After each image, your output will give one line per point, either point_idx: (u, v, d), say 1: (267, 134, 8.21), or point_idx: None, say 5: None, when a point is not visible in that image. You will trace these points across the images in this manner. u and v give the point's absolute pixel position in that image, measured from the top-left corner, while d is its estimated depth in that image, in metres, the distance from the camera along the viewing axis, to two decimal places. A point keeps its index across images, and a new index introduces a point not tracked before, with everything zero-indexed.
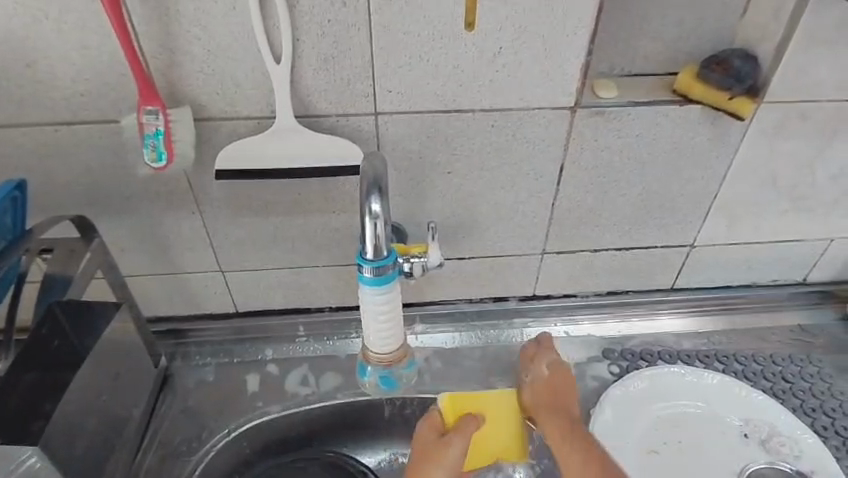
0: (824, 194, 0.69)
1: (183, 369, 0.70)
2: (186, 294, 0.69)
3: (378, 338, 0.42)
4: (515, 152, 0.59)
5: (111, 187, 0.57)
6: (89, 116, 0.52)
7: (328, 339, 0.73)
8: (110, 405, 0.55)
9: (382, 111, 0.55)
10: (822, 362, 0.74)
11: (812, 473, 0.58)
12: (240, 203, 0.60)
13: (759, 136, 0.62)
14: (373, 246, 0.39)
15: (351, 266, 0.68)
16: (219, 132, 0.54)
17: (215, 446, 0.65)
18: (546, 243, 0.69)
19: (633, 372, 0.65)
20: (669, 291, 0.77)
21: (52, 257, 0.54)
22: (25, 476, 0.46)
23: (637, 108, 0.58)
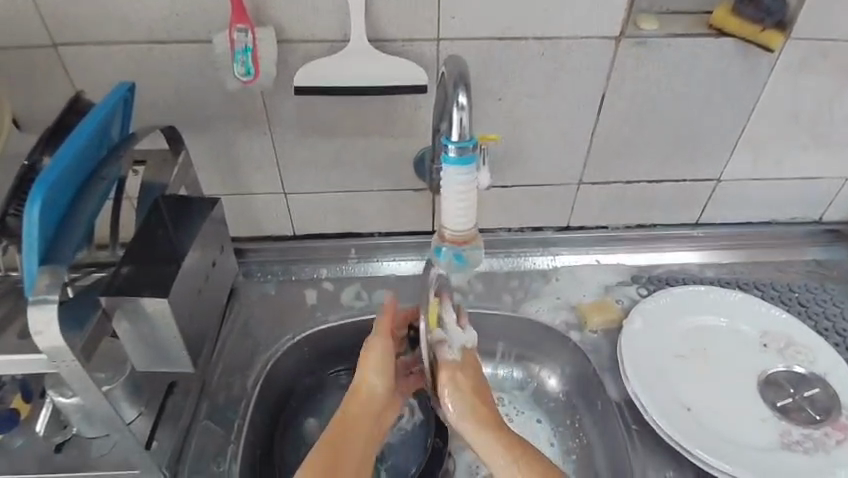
0: (844, 131, 0.73)
1: (247, 286, 0.77)
2: (251, 215, 0.75)
3: (456, 218, 0.46)
4: (562, 81, 0.65)
5: (195, 105, 0.63)
6: (182, 36, 0.58)
7: (378, 261, 0.79)
8: (208, 298, 0.58)
9: (444, 37, 0.60)
10: (835, 291, 0.79)
11: (826, 375, 0.64)
12: (309, 124, 0.66)
13: (786, 71, 0.67)
14: (458, 131, 0.43)
15: (403, 191, 0.73)
16: (296, 54, 0.59)
17: (282, 348, 0.71)
18: (584, 173, 0.74)
19: (661, 290, 0.72)
20: (694, 227, 0.82)
21: (146, 167, 0.59)
22: (144, 332, 0.50)
23: (676, 39, 0.63)
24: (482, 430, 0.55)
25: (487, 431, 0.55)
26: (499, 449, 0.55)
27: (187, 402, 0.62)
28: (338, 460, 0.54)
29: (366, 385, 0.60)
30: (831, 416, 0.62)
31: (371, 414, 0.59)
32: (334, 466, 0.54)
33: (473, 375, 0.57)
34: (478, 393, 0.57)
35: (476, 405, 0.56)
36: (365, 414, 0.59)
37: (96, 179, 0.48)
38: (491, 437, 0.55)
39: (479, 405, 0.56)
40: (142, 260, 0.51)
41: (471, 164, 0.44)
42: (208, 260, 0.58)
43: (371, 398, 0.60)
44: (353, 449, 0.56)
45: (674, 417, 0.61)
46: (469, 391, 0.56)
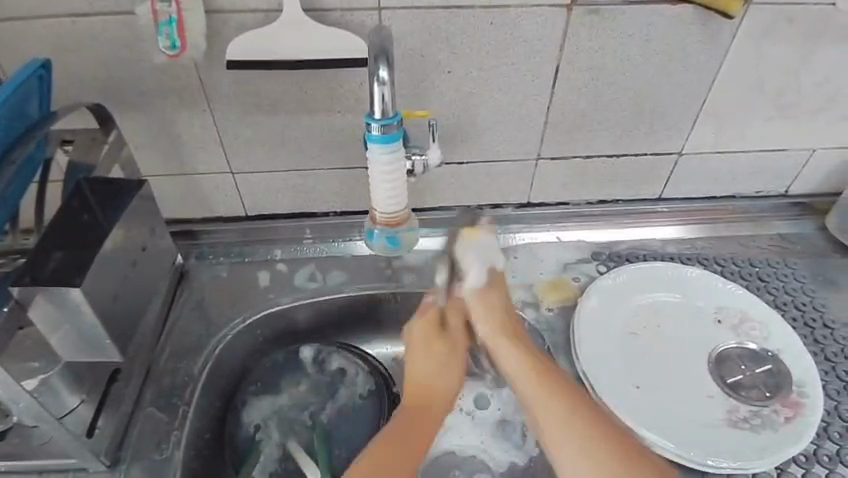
0: (810, 101, 0.71)
1: (198, 268, 0.75)
2: (198, 196, 0.72)
3: (385, 198, 0.48)
4: (512, 52, 0.62)
5: (126, 83, 0.60)
6: (104, 7, 0.54)
7: (334, 241, 0.77)
8: (133, 284, 0.58)
9: (385, 6, 0.57)
10: (797, 265, 0.78)
11: (778, 352, 0.65)
12: (249, 100, 0.63)
13: (747, 39, 0.64)
14: (380, 108, 0.43)
15: (354, 170, 0.71)
16: (228, 25, 0.56)
17: (230, 332, 0.69)
18: (541, 148, 0.71)
19: (619, 267, 0.71)
20: (656, 201, 0.81)
21: (74, 147, 0.57)
22: (71, 316, 0.50)
23: (631, 6, 0.60)
24: (542, 380, 0.53)
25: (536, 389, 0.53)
26: (556, 412, 0.51)
27: (129, 388, 0.61)
28: (392, 454, 0.50)
29: (419, 370, 0.57)
30: (780, 393, 0.62)
31: (438, 398, 0.56)
32: (410, 445, 0.51)
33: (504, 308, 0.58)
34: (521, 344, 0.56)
35: (521, 354, 0.55)
36: (438, 398, 0.56)
37: (6, 164, 0.47)
38: (543, 387, 0.52)
39: (524, 352, 0.55)
40: (65, 250, 0.51)
41: (395, 143, 0.46)
42: (138, 244, 0.58)
43: (443, 392, 0.57)
44: (417, 433, 0.52)
45: (621, 396, 0.61)
46: (504, 334, 0.57)
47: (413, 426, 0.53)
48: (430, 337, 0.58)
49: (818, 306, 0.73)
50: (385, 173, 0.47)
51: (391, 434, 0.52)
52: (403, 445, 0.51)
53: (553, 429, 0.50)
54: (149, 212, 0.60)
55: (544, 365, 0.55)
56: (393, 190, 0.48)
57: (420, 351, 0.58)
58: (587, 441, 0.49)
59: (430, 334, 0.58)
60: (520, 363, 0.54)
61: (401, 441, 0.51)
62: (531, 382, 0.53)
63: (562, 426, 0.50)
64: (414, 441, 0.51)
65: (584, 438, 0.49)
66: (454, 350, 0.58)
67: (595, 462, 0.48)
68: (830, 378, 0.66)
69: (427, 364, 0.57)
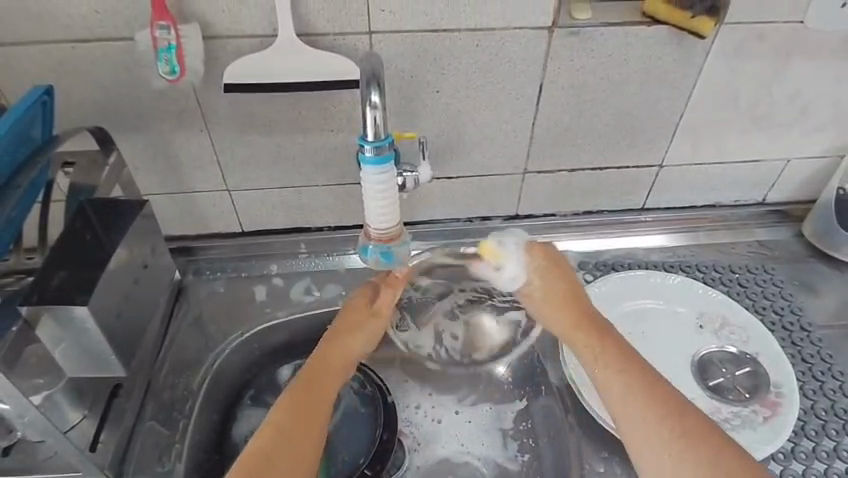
0: (783, 115, 0.74)
1: (196, 283, 0.76)
2: (195, 213, 0.74)
3: (378, 217, 0.54)
4: (498, 72, 0.65)
5: (125, 105, 0.62)
6: (104, 33, 0.56)
7: (328, 256, 0.78)
8: (134, 304, 0.60)
9: (376, 31, 0.60)
10: (775, 271, 0.81)
11: (757, 354, 0.69)
12: (244, 121, 0.65)
13: (721, 57, 0.67)
14: (373, 130, 0.49)
15: (347, 186, 0.73)
16: (225, 50, 0.59)
17: (229, 345, 0.72)
18: (527, 163, 0.74)
19: (604, 277, 0.76)
20: (640, 211, 0.84)
21: (76, 167, 0.59)
22: (76, 332, 0.53)
23: (608, 28, 0.63)
24: (583, 329, 0.57)
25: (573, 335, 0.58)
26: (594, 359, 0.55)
27: (129, 403, 0.61)
28: (292, 431, 0.50)
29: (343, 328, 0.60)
30: (759, 393, 0.66)
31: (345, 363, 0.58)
32: (300, 424, 0.51)
33: (555, 267, 0.61)
34: (561, 296, 0.60)
35: (559, 304, 0.59)
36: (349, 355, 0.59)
37: (11, 188, 0.49)
38: (581, 336, 0.57)
39: (565, 303, 0.59)
40: (70, 272, 0.53)
41: (386, 163, 0.51)
42: (139, 261, 0.61)
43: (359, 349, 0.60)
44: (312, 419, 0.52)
45: None
46: (547, 296, 0.60)
47: (311, 395, 0.53)
48: (357, 310, 0.61)
49: (795, 310, 0.76)
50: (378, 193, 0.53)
51: (285, 413, 0.51)
52: (298, 412, 0.51)
53: (602, 358, 0.54)
54: (151, 230, 0.62)
55: (589, 315, 0.58)
56: (385, 209, 0.54)
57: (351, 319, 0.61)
58: (637, 387, 0.51)
59: (360, 309, 0.61)
60: (560, 312, 0.59)
61: (309, 407, 0.52)
62: (569, 325, 0.58)
63: (600, 355, 0.55)
64: (312, 420, 0.52)
65: (625, 375, 0.52)
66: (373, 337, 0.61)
67: (648, 400, 0.50)
68: (806, 378, 0.69)
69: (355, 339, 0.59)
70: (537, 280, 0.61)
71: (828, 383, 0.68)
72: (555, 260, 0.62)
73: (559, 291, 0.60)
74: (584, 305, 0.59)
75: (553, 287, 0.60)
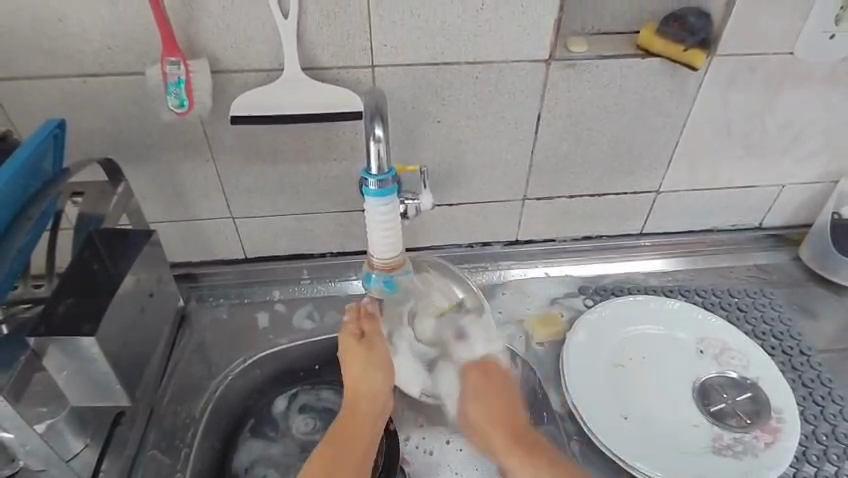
0: (776, 142, 0.75)
1: (199, 310, 0.76)
2: (199, 240, 0.75)
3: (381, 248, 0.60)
4: (497, 103, 0.66)
5: (134, 137, 0.63)
6: (115, 68, 0.58)
7: (330, 281, 0.79)
8: (138, 334, 0.60)
9: (378, 65, 0.62)
10: (774, 295, 0.81)
11: (757, 379, 0.69)
12: (249, 151, 0.66)
13: (714, 87, 0.69)
14: (377, 163, 0.53)
15: (349, 213, 0.74)
16: (232, 84, 0.61)
17: (233, 372, 0.72)
18: (527, 190, 0.75)
19: (603, 302, 0.76)
20: (638, 236, 0.85)
21: (84, 198, 0.61)
22: (82, 361, 0.53)
23: (603, 61, 0.65)
24: (513, 454, 0.61)
25: (507, 456, 0.62)
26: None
27: (132, 432, 0.63)
28: None
29: (353, 373, 0.63)
30: (761, 419, 0.66)
31: (368, 402, 0.63)
32: None
33: (495, 389, 0.64)
34: (495, 415, 0.63)
35: (494, 426, 0.63)
36: (366, 413, 0.62)
37: (23, 219, 0.51)
38: (513, 457, 0.61)
39: (500, 425, 0.63)
40: (77, 301, 0.54)
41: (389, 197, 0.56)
42: (145, 289, 0.62)
43: (372, 397, 0.63)
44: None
45: (611, 428, 0.66)
46: (487, 420, 0.63)
47: (332, 458, 0.59)
48: (351, 351, 0.64)
49: (794, 335, 0.77)
50: (382, 225, 0.58)
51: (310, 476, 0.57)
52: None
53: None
54: (157, 259, 0.63)
55: (509, 420, 0.63)
56: (387, 240, 0.59)
57: (356, 361, 0.63)
58: None
59: (358, 351, 0.64)
60: (493, 428, 0.63)
61: (333, 469, 0.58)
62: (494, 431, 0.63)
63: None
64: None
65: None
66: (387, 371, 0.64)
67: None
68: (807, 403, 0.69)
69: (368, 379, 0.63)
70: (471, 404, 0.64)
71: (829, 407, 0.68)
72: (495, 380, 0.64)
73: (493, 414, 0.63)
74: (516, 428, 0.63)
75: (495, 412, 0.63)
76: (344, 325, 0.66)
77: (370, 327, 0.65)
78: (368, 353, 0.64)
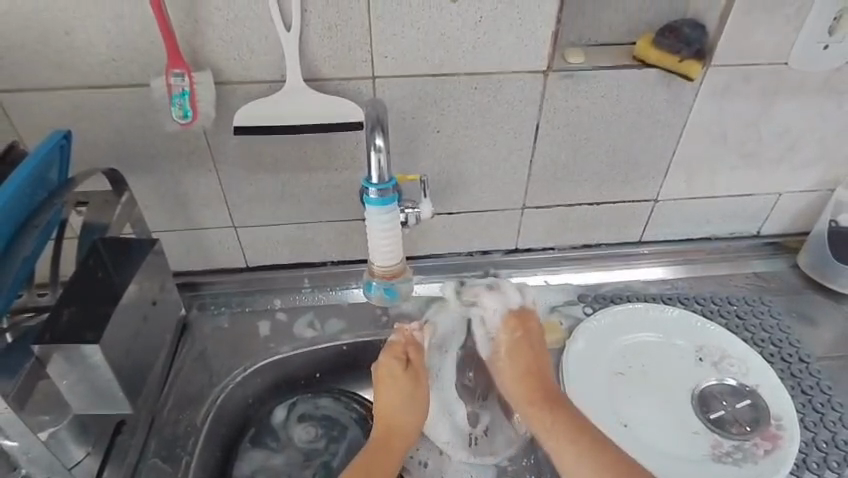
0: (772, 151, 0.76)
1: (200, 319, 0.77)
2: (201, 248, 0.75)
3: (382, 256, 0.60)
4: (496, 113, 0.67)
5: (138, 148, 0.64)
6: (120, 80, 0.59)
7: (331, 290, 0.79)
8: (141, 342, 0.61)
9: (379, 76, 0.63)
10: (772, 302, 0.82)
11: (756, 386, 0.70)
12: (251, 161, 0.67)
13: (710, 97, 0.70)
14: (377, 172, 0.54)
15: (350, 222, 0.74)
16: (235, 95, 0.62)
17: (234, 380, 0.72)
18: (526, 199, 0.76)
19: (602, 310, 0.77)
20: (637, 244, 0.85)
21: (89, 207, 0.62)
22: (85, 369, 0.54)
23: (600, 71, 0.66)
24: (539, 406, 0.62)
25: (529, 405, 0.63)
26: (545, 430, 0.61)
27: (134, 439, 0.63)
28: None
29: (389, 394, 0.64)
30: (760, 426, 0.66)
31: (402, 434, 0.63)
32: None
33: (530, 343, 0.66)
34: (529, 366, 0.65)
35: (524, 377, 0.64)
36: (399, 437, 0.62)
37: (28, 228, 0.52)
38: (537, 407, 0.62)
39: (529, 379, 0.64)
40: (80, 309, 0.55)
41: (390, 205, 0.57)
42: (148, 298, 0.62)
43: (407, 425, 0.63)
44: None
45: (612, 436, 0.66)
46: (516, 371, 0.65)
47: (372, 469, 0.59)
48: (400, 377, 0.64)
49: (793, 342, 0.77)
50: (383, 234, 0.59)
51: None
52: None
53: (556, 433, 0.60)
54: (160, 268, 0.64)
55: (541, 377, 0.64)
56: (388, 248, 0.60)
57: (394, 389, 0.64)
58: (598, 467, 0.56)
59: (402, 379, 0.64)
60: (519, 383, 0.64)
61: None
62: (526, 390, 0.64)
63: (559, 424, 0.60)
64: None
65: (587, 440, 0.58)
66: (422, 401, 0.64)
67: None
68: (806, 410, 0.69)
69: (405, 410, 0.63)
70: (504, 360, 0.66)
71: (828, 415, 0.69)
72: (532, 334, 0.67)
73: (527, 364, 0.65)
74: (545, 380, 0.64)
75: (524, 365, 0.65)
76: (388, 347, 0.67)
77: (415, 352, 0.66)
78: (420, 377, 0.65)
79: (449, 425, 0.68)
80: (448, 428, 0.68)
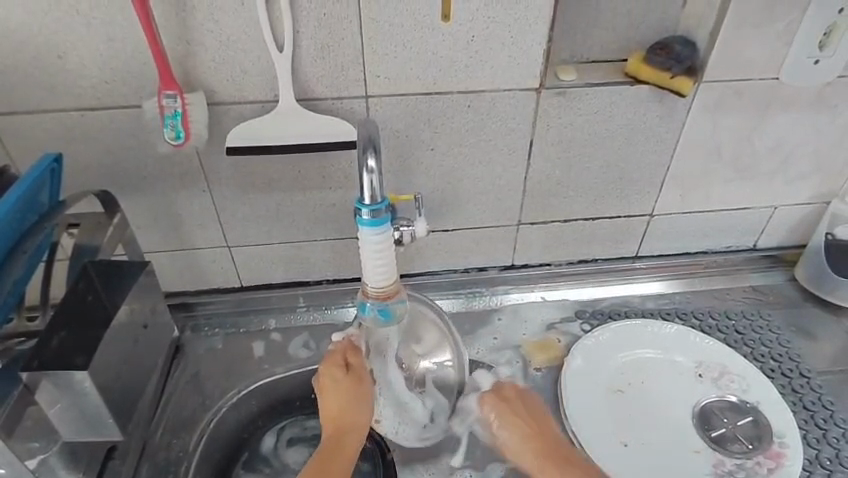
0: (766, 165, 0.76)
1: (194, 341, 0.76)
2: (196, 269, 0.75)
3: (376, 275, 0.59)
4: (490, 130, 0.67)
5: (130, 169, 0.64)
6: (113, 102, 0.59)
7: (327, 309, 0.79)
8: (132, 366, 0.60)
9: (372, 95, 0.63)
10: (771, 316, 0.81)
11: (758, 403, 0.69)
12: (245, 181, 0.67)
13: (702, 112, 0.70)
14: (370, 194, 0.55)
15: (345, 240, 0.74)
16: (228, 116, 0.62)
17: (228, 401, 0.71)
18: (521, 215, 0.76)
19: (600, 326, 0.76)
20: (634, 259, 0.85)
21: (80, 229, 0.61)
22: (75, 396, 0.53)
23: (593, 88, 0.66)
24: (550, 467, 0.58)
25: (540, 468, 0.59)
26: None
27: (125, 467, 0.62)
28: None
29: (333, 399, 0.62)
30: (763, 444, 0.66)
31: (352, 432, 0.60)
32: None
33: (515, 408, 0.64)
34: (528, 432, 0.61)
35: (527, 438, 0.61)
36: (353, 433, 0.60)
37: (17, 253, 0.51)
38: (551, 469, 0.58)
39: (533, 438, 0.61)
40: (69, 334, 0.54)
41: (383, 223, 0.56)
42: (140, 321, 0.62)
43: (358, 422, 0.61)
44: None
45: (612, 455, 0.65)
46: (517, 439, 0.62)
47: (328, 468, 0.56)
48: (338, 380, 0.62)
49: (793, 357, 0.76)
50: (375, 252, 0.58)
51: None
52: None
53: None
54: (152, 290, 0.63)
55: (547, 440, 0.61)
56: (382, 266, 0.59)
57: (336, 393, 0.62)
58: None
59: (342, 382, 0.62)
60: (524, 449, 0.61)
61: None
62: (532, 457, 0.60)
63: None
64: None
65: None
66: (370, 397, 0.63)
67: None
68: (809, 427, 0.68)
69: (349, 410, 0.61)
70: (499, 431, 0.63)
71: (831, 431, 0.68)
72: (517, 397, 0.65)
73: (525, 427, 0.62)
74: (550, 437, 0.61)
75: (525, 430, 0.62)
76: (328, 357, 0.65)
77: (354, 357, 0.64)
78: (362, 377, 0.63)
79: (405, 423, 0.67)
80: (404, 426, 0.67)
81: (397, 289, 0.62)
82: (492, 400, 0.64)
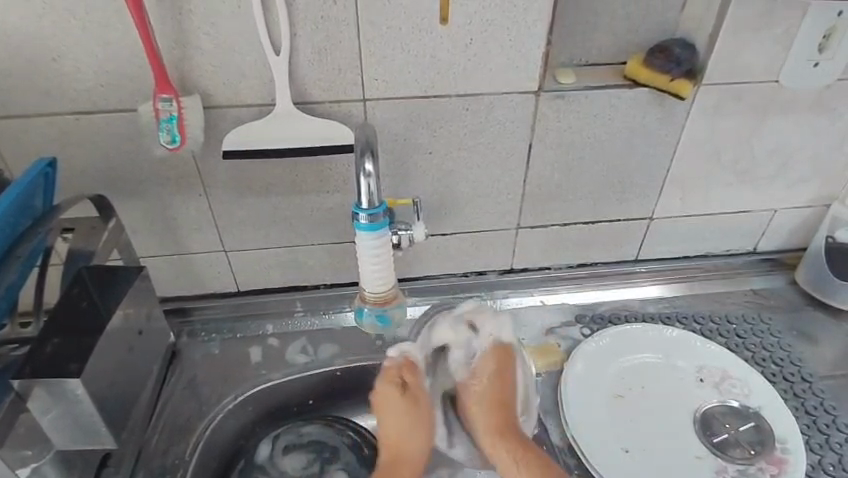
0: (766, 168, 0.76)
1: (190, 346, 0.75)
2: (192, 273, 0.74)
3: (374, 280, 0.59)
4: (488, 133, 0.67)
5: (126, 172, 0.63)
6: (108, 105, 0.59)
7: (325, 314, 0.78)
8: (126, 372, 0.59)
9: (370, 98, 0.62)
10: (772, 320, 0.81)
11: (759, 408, 0.68)
12: (241, 183, 0.66)
13: (702, 115, 0.69)
14: (367, 198, 0.54)
15: (343, 244, 0.73)
16: (225, 119, 0.61)
17: (225, 409, 0.70)
18: (520, 218, 0.75)
19: (600, 331, 0.76)
20: (634, 262, 0.84)
21: (75, 234, 0.61)
22: (69, 403, 0.52)
23: (592, 91, 0.66)
24: (499, 446, 0.59)
25: (490, 444, 0.60)
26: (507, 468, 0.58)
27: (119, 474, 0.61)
28: None
29: (389, 425, 0.60)
30: (765, 449, 0.65)
31: (409, 462, 0.60)
32: None
33: (496, 379, 0.61)
34: (496, 397, 0.61)
35: (490, 409, 0.60)
36: (407, 463, 0.60)
37: (11, 257, 0.50)
38: (504, 442, 0.59)
39: (495, 409, 0.60)
40: (63, 341, 0.53)
41: (381, 228, 0.56)
42: (135, 327, 0.61)
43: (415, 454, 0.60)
44: None
45: (612, 459, 0.65)
46: (483, 405, 0.60)
47: None
48: (396, 405, 0.61)
49: (795, 361, 0.76)
50: (373, 256, 0.58)
51: None
52: None
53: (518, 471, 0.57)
54: (147, 295, 0.62)
55: (508, 417, 0.60)
56: (380, 271, 0.59)
57: (392, 418, 0.61)
58: None
59: (399, 405, 0.60)
60: (486, 407, 0.60)
61: None
62: (489, 419, 0.60)
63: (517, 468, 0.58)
64: None
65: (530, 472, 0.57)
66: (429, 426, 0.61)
67: None
68: (812, 432, 0.68)
69: (408, 433, 0.60)
70: (480, 409, 0.61)
71: (834, 436, 0.67)
72: (509, 366, 0.63)
73: (493, 394, 0.61)
74: (510, 415, 0.60)
75: (492, 394, 0.61)
76: (386, 372, 0.62)
77: (411, 377, 0.62)
78: (420, 401, 0.61)
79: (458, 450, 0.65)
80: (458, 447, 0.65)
81: (395, 294, 0.62)
82: (494, 352, 0.63)
